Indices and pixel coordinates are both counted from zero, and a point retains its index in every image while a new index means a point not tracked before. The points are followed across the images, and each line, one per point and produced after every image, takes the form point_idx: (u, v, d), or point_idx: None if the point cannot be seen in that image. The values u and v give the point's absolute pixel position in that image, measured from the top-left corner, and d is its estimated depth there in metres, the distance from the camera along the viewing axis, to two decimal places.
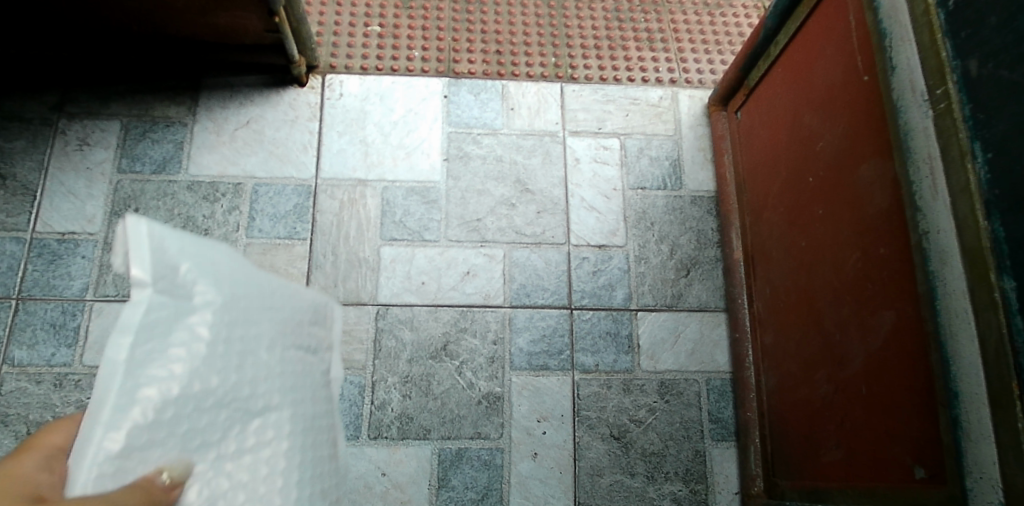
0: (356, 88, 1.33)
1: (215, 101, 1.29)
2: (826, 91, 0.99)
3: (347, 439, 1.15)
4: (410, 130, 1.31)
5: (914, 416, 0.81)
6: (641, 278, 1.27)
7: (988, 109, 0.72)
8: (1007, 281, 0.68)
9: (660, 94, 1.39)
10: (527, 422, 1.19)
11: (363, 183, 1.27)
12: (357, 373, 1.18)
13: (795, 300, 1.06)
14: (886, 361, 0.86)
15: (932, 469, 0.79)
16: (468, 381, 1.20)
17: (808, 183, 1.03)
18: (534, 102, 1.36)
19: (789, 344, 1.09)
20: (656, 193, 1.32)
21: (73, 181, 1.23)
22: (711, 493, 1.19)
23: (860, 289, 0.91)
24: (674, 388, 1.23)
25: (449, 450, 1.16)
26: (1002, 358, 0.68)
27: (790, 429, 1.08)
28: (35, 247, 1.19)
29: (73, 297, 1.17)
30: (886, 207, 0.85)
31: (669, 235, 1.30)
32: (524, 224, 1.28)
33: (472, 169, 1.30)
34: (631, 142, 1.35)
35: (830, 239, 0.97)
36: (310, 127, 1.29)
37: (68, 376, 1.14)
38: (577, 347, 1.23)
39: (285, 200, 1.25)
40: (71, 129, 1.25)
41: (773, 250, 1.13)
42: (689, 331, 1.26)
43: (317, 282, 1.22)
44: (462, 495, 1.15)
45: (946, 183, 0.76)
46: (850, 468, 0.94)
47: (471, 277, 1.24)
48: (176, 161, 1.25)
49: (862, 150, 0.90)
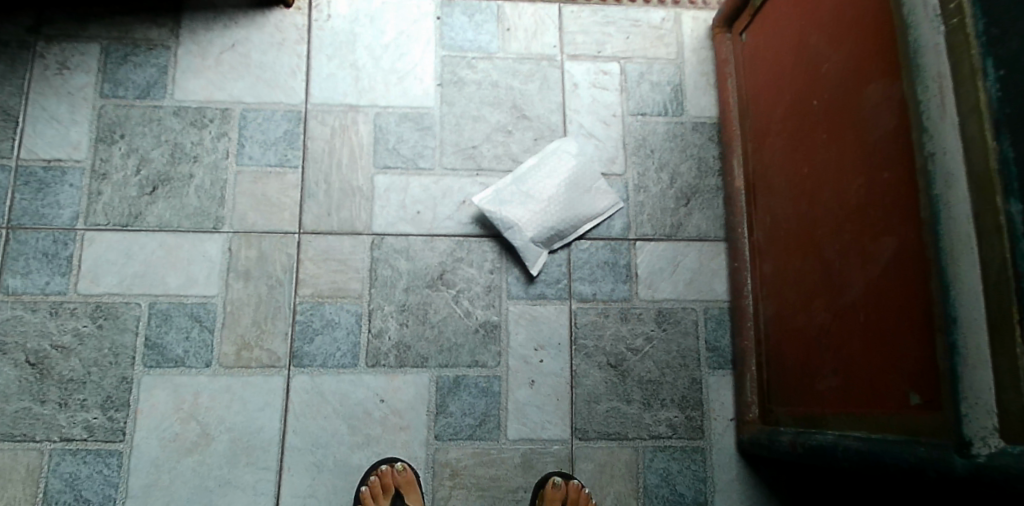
0: (344, 9, 1.27)
1: (198, 24, 1.24)
2: (834, 11, 0.95)
3: (345, 367, 1.16)
4: (403, 54, 1.27)
5: (911, 343, 0.81)
6: (640, 207, 1.25)
7: (1003, 25, 0.70)
8: (1013, 204, 0.68)
9: (662, 15, 1.33)
10: (524, 351, 1.19)
11: (355, 109, 1.24)
12: (354, 302, 1.18)
13: (795, 229, 1.05)
14: (884, 288, 0.85)
15: (926, 395, 0.79)
16: (465, 309, 1.19)
17: (812, 108, 1.00)
18: (531, 24, 1.30)
19: (787, 274, 1.08)
20: (657, 120, 1.29)
21: (56, 107, 1.19)
22: (706, 419, 1.20)
23: (861, 216, 0.89)
24: (672, 317, 1.22)
25: (446, 378, 1.17)
26: (1004, 283, 0.68)
27: (786, 358, 1.09)
28: (21, 176, 1.17)
29: (63, 226, 1.16)
30: (891, 130, 0.83)
31: (669, 163, 1.27)
32: (521, 152, 1.25)
33: (467, 95, 1.26)
34: (631, 66, 1.30)
35: (833, 165, 0.95)
36: (298, 50, 1.25)
37: (62, 304, 1.14)
38: (575, 276, 1.22)
39: (275, 127, 1.22)
40: (50, 52, 1.21)
41: (775, 178, 1.11)
42: (688, 260, 1.24)
43: (310, 211, 1.20)
44: (461, 421, 1.16)
45: (956, 103, 0.73)
46: (845, 395, 0.94)
47: (467, 207, 1.22)
48: (161, 86, 1.21)
49: (869, 71, 0.87)
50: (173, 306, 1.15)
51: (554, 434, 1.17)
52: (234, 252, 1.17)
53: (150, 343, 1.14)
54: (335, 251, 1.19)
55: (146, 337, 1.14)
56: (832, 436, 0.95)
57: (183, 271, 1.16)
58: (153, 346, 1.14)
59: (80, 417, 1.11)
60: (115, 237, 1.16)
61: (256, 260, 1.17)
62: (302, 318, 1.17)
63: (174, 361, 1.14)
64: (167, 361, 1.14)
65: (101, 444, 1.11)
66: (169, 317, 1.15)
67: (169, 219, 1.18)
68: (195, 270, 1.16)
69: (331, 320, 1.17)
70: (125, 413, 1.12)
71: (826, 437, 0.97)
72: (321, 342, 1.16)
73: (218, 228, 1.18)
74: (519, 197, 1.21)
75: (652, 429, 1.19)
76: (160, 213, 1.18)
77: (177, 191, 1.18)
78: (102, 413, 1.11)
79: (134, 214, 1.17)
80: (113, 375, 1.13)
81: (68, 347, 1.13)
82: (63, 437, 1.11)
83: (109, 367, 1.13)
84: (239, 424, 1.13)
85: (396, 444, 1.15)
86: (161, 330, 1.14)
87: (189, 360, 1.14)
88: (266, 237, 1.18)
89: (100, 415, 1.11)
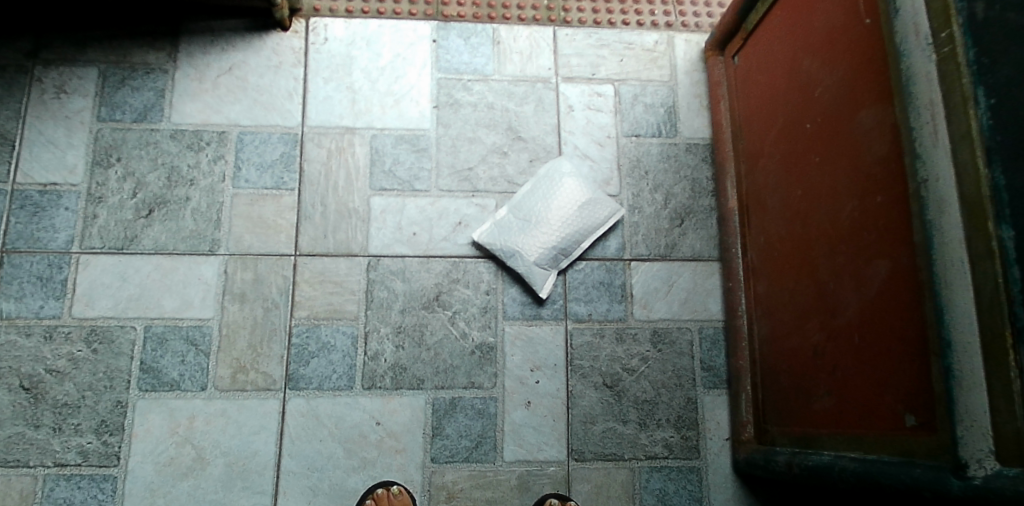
0: (341, 32, 1.28)
1: (196, 47, 1.25)
2: (827, 35, 0.96)
3: (341, 389, 1.16)
4: (399, 76, 1.28)
5: (906, 364, 0.81)
6: (635, 228, 1.26)
7: (992, 55, 0.71)
8: (1005, 230, 0.69)
9: (655, 38, 1.35)
10: (520, 372, 1.19)
11: (351, 130, 1.24)
12: (350, 323, 1.18)
13: (790, 249, 1.05)
14: (879, 310, 0.86)
15: (922, 417, 0.80)
16: (461, 330, 1.19)
17: (805, 130, 1.01)
18: (526, 47, 1.31)
19: (782, 293, 1.08)
20: (651, 141, 1.30)
21: (53, 131, 1.19)
22: (702, 439, 1.20)
23: (855, 238, 0.90)
24: (667, 337, 1.23)
25: (442, 399, 1.17)
26: (996, 307, 0.69)
27: (781, 377, 1.09)
28: (17, 199, 1.16)
29: (58, 250, 1.16)
30: (884, 154, 0.84)
31: (663, 184, 1.28)
32: (517, 173, 1.26)
33: (462, 117, 1.27)
34: (625, 88, 1.32)
35: (826, 187, 0.96)
36: (295, 73, 1.25)
37: (58, 328, 1.13)
38: (570, 297, 1.22)
39: (271, 149, 1.22)
40: (47, 76, 1.21)
41: (768, 198, 1.12)
42: (683, 280, 1.25)
43: (306, 233, 1.20)
44: (456, 443, 1.16)
45: (947, 130, 0.74)
46: (840, 416, 0.95)
47: (463, 228, 1.23)
48: (158, 109, 1.22)
49: (862, 96, 0.88)
50: (168, 329, 1.15)
51: (551, 455, 1.17)
52: (230, 275, 1.17)
53: (145, 366, 1.14)
54: (330, 272, 1.19)
55: (142, 361, 1.14)
56: (828, 457, 0.96)
57: (179, 294, 1.16)
58: (149, 369, 1.14)
59: (75, 442, 1.10)
60: (110, 260, 1.16)
61: (252, 282, 1.17)
62: (298, 341, 1.17)
63: (169, 385, 1.13)
64: (162, 385, 1.13)
65: (95, 469, 1.10)
66: (164, 341, 1.15)
67: (165, 242, 1.18)
68: (190, 293, 1.16)
69: (327, 343, 1.17)
70: (119, 437, 1.11)
71: (823, 457, 0.97)
72: (317, 364, 1.16)
73: (214, 251, 1.18)
74: (517, 224, 1.22)
75: (648, 449, 1.19)
76: (156, 236, 1.18)
77: (173, 213, 1.18)
78: (96, 437, 1.11)
79: (130, 237, 1.17)
80: (107, 399, 1.12)
81: (63, 371, 1.12)
82: (57, 463, 1.10)
83: (104, 392, 1.12)
84: (235, 448, 1.13)
85: (392, 467, 1.14)
86: (157, 353, 1.14)
87: (185, 384, 1.14)
88: (261, 259, 1.18)
89: (94, 440, 1.11)
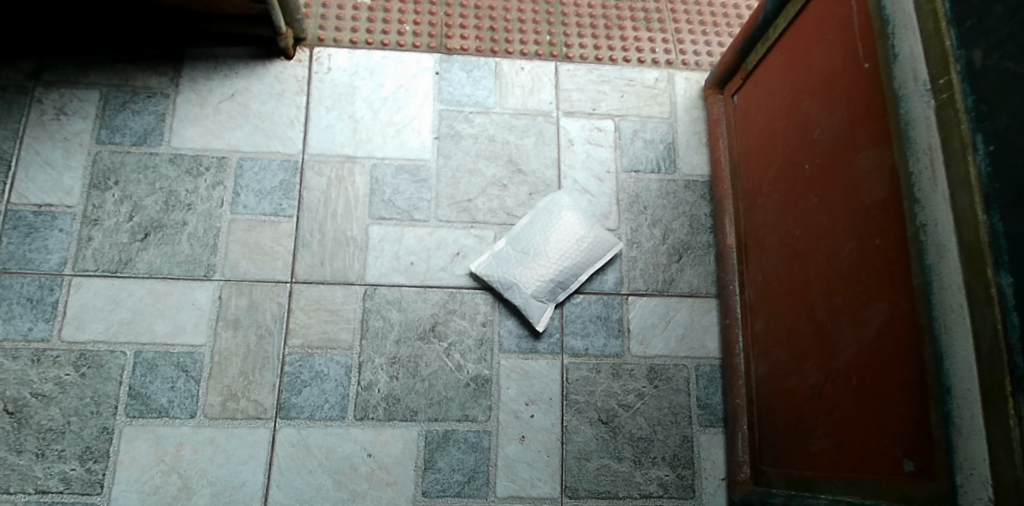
0: (344, 61, 1.29)
1: (199, 72, 1.25)
2: (825, 77, 0.98)
3: (333, 420, 1.14)
4: (401, 106, 1.28)
5: (905, 407, 0.81)
6: (632, 263, 1.26)
7: (992, 102, 0.71)
8: (1004, 276, 0.68)
9: (656, 76, 1.37)
10: (515, 405, 1.18)
11: (351, 159, 1.24)
12: (345, 353, 1.16)
13: (787, 288, 1.05)
14: (877, 352, 0.85)
15: (921, 462, 0.79)
16: (456, 363, 1.18)
17: (804, 170, 1.02)
18: (528, 81, 1.33)
19: (779, 333, 1.08)
20: (650, 177, 1.30)
21: (50, 152, 1.19)
22: (697, 478, 1.19)
23: (853, 279, 0.90)
24: (664, 373, 1.22)
25: (435, 432, 1.15)
26: (996, 354, 0.69)
27: (778, 417, 1.08)
28: (11, 219, 1.16)
29: (50, 271, 1.14)
30: (881, 198, 0.84)
31: (662, 219, 1.29)
32: (516, 205, 1.26)
33: (463, 148, 1.27)
34: (625, 123, 1.33)
35: (825, 227, 0.96)
36: (297, 101, 1.26)
37: (46, 351, 1.11)
38: (567, 331, 1.22)
39: (271, 176, 1.22)
40: (48, 97, 1.21)
41: (766, 237, 1.12)
42: (680, 316, 1.25)
43: (303, 260, 1.19)
44: (449, 477, 1.14)
45: (945, 175, 0.75)
46: (838, 458, 0.93)
47: (461, 258, 1.22)
48: (158, 133, 1.22)
49: (860, 138, 0.89)
50: (159, 355, 1.13)
51: (544, 492, 1.15)
52: (224, 301, 1.16)
53: (134, 392, 1.12)
54: (326, 300, 1.18)
55: (130, 387, 1.12)
56: (824, 500, 0.94)
57: (171, 319, 1.15)
58: (137, 395, 1.12)
59: (58, 468, 1.08)
60: (103, 284, 1.15)
61: (246, 309, 1.16)
62: (291, 369, 1.15)
63: (158, 411, 1.12)
64: (150, 412, 1.11)
65: (77, 497, 1.08)
66: (154, 367, 1.13)
67: (159, 266, 1.17)
68: (183, 319, 1.15)
69: (320, 372, 1.15)
70: (104, 464, 1.09)
71: (818, 501, 0.95)
72: (309, 394, 1.14)
73: (209, 276, 1.17)
74: (515, 256, 1.22)
75: (642, 488, 1.17)
76: (150, 259, 1.17)
77: (168, 238, 1.18)
78: (80, 464, 1.09)
79: (124, 260, 1.16)
80: (94, 426, 1.10)
81: (49, 395, 1.10)
82: (39, 490, 1.07)
83: (90, 417, 1.10)
84: (222, 478, 1.10)
85: (382, 500, 1.12)
86: (146, 379, 1.12)
87: (173, 410, 1.12)
88: (257, 286, 1.17)
89: (78, 467, 1.08)
